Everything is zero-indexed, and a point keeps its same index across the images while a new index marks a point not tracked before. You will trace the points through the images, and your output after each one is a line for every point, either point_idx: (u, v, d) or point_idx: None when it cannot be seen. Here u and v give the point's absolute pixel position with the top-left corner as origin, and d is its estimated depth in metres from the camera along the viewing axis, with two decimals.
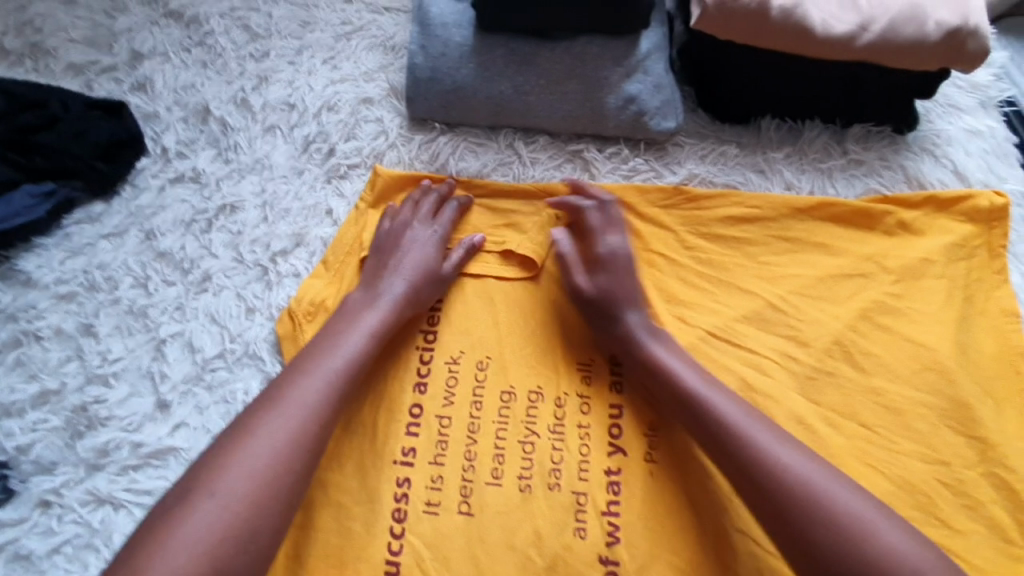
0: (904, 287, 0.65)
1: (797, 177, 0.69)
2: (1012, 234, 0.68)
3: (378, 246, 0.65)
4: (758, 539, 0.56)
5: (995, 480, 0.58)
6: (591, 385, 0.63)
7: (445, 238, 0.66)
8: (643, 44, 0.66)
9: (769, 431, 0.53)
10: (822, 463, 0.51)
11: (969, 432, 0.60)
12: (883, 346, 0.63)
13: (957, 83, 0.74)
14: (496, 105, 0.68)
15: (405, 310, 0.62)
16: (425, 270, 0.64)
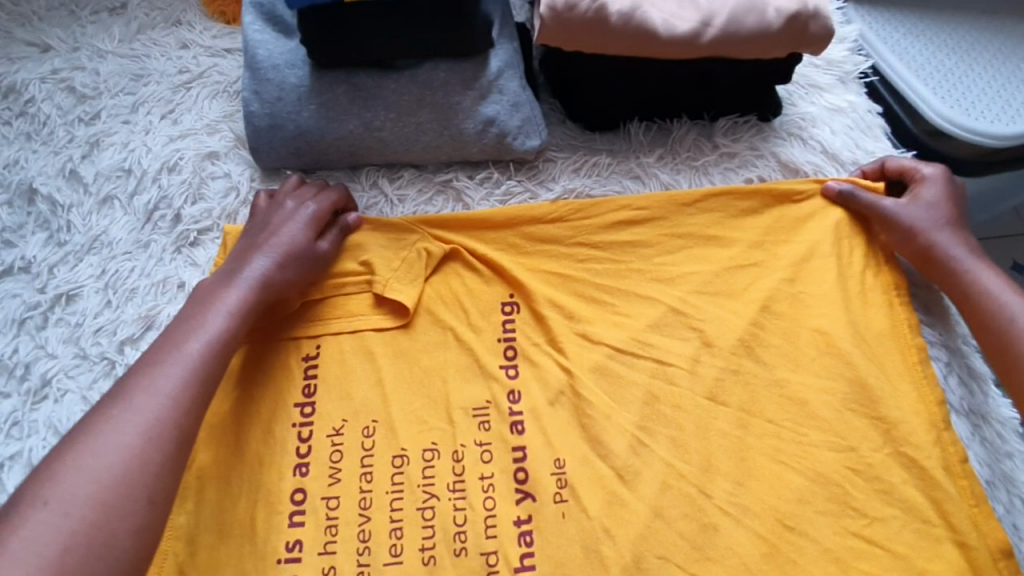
0: (795, 272, 0.63)
1: (673, 177, 0.67)
2: None
3: (246, 234, 0.59)
4: (677, 561, 0.54)
5: (904, 460, 0.57)
6: (490, 430, 0.58)
7: (320, 213, 0.61)
8: (492, 63, 0.62)
9: None
10: None
11: (873, 413, 0.58)
12: (779, 336, 0.61)
13: (813, 62, 0.73)
14: (348, 146, 0.62)
15: (272, 289, 0.57)
16: (294, 246, 0.58)
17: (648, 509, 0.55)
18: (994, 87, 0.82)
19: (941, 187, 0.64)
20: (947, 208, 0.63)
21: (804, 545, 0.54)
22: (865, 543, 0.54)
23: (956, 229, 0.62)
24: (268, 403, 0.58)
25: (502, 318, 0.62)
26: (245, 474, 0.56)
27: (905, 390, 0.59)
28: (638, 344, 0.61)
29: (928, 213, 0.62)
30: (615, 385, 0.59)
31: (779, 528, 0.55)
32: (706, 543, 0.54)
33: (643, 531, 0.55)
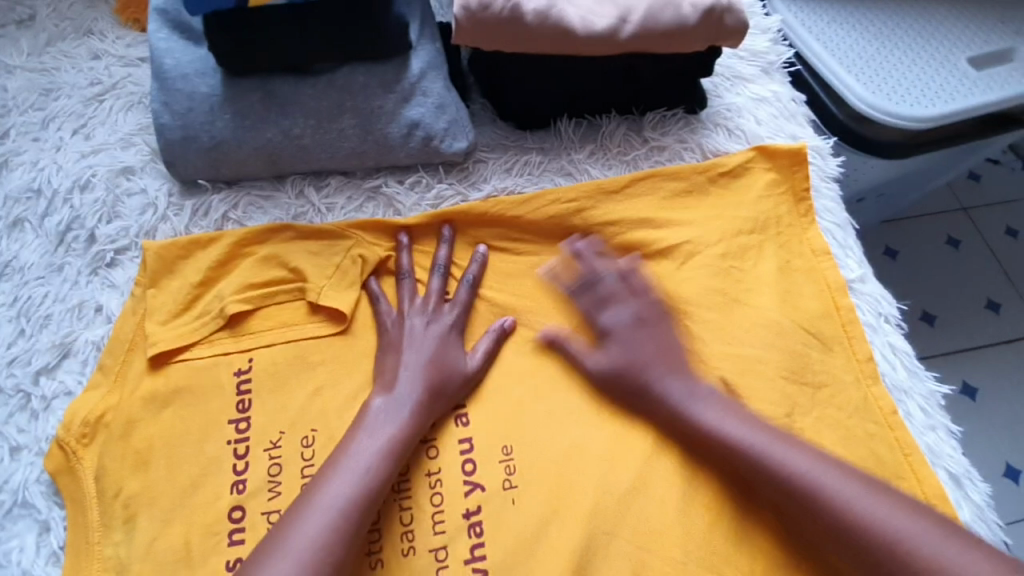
0: (729, 254, 0.65)
1: (604, 173, 0.67)
2: (813, 184, 0.69)
3: (399, 335, 0.58)
4: (628, 537, 0.54)
5: (835, 425, 0.59)
6: (437, 426, 0.57)
7: (460, 333, 0.60)
8: (414, 64, 0.61)
9: (852, 480, 0.51)
10: (906, 500, 0.50)
11: (801, 378, 0.60)
12: (716, 320, 0.62)
13: (736, 53, 0.73)
14: (268, 155, 0.61)
15: (443, 397, 0.57)
16: (446, 354, 0.58)
17: (597, 495, 0.55)
18: (914, 70, 0.85)
19: (625, 329, 0.60)
20: (649, 342, 0.60)
21: (750, 523, 0.55)
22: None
23: (671, 375, 0.58)
24: (198, 424, 0.55)
25: None
26: (175, 498, 0.53)
27: (834, 363, 0.61)
28: (577, 337, 0.61)
29: (620, 347, 0.60)
30: (556, 380, 0.60)
31: (723, 502, 0.56)
32: (658, 519, 0.54)
33: (593, 510, 0.54)
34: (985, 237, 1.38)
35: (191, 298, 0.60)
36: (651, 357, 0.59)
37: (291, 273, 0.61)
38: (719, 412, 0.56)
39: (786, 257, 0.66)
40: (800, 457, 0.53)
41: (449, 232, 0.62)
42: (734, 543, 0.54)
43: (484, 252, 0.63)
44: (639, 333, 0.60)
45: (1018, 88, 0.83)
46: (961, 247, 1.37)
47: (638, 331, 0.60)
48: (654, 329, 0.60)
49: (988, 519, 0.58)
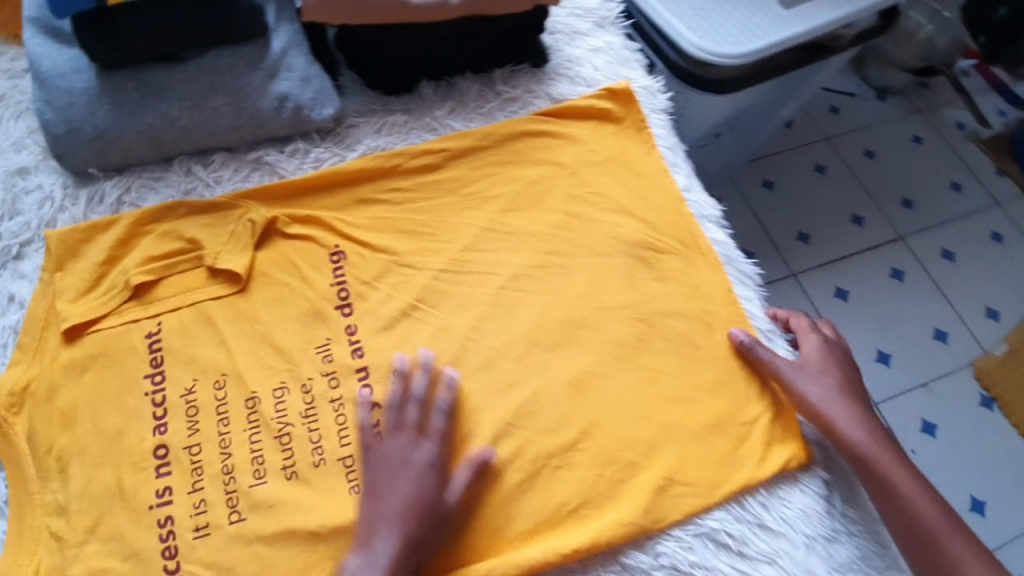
0: (581, 178, 0.74)
1: (466, 126, 0.76)
2: (647, 110, 0.81)
3: (373, 479, 0.59)
4: (513, 421, 0.65)
5: (686, 311, 0.69)
6: (333, 361, 0.65)
7: (442, 474, 0.61)
8: (274, 44, 0.68)
9: (901, 467, 0.61)
10: (935, 496, 0.60)
11: (652, 272, 0.71)
12: (574, 239, 0.72)
13: (572, 11, 0.83)
14: (152, 138, 0.67)
15: (419, 551, 0.58)
16: (420, 502, 0.59)
17: (481, 389, 0.66)
18: (740, 12, 0.97)
19: (817, 365, 0.67)
20: (829, 369, 0.67)
21: (610, 399, 0.66)
22: (658, 385, 0.66)
23: (830, 388, 0.65)
24: (117, 382, 0.62)
25: (331, 268, 0.69)
26: (104, 446, 0.60)
27: (677, 262, 0.72)
28: (458, 265, 0.70)
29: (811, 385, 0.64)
30: (439, 302, 0.69)
31: (583, 380, 0.66)
32: (532, 400, 0.66)
33: (478, 402, 0.65)
34: (847, 161, 1.59)
35: (97, 277, 0.66)
36: (830, 389, 0.65)
37: (189, 244, 0.67)
38: (868, 437, 0.62)
39: (633, 179, 0.75)
40: (890, 462, 0.61)
41: (408, 363, 0.64)
42: (600, 411, 0.65)
43: (450, 382, 0.64)
44: (811, 373, 0.66)
45: (826, 18, 0.96)
46: (827, 172, 1.57)
47: (817, 372, 0.66)
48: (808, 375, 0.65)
49: None
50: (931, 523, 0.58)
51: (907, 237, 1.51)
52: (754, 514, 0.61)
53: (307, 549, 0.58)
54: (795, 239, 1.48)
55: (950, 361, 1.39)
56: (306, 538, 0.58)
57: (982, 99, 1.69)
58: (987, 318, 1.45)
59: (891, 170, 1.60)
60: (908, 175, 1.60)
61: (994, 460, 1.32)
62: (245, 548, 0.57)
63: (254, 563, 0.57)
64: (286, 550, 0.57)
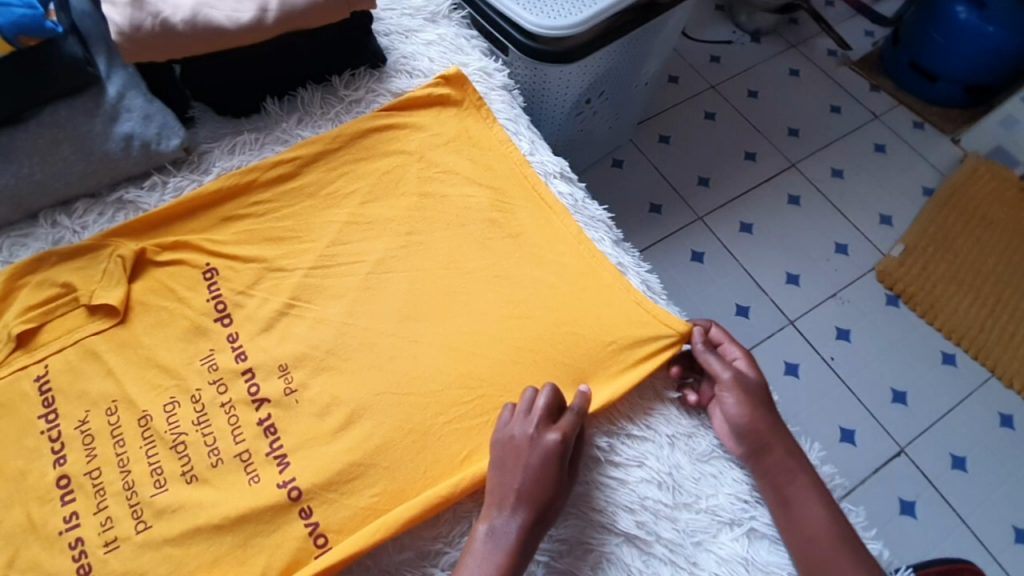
0: (430, 160, 0.80)
1: (314, 133, 0.82)
2: (483, 89, 0.87)
3: (504, 451, 0.63)
4: (398, 392, 0.69)
5: (539, 262, 0.76)
6: (219, 369, 0.69)
7: (564, 456, 0.63)
8: (109, 90, 0.73)
9: (815, 494, 0.64)
10: (842, 521, 0.63)
11: (507, 233, 0.77)
12: (431, 216, 0.77)
13: (401, 11, 0.89)
14: (11, 198, 0.71)
15: (545, 525, 0.60)
16: (541, 480, 0.61)
17: (361, 368, 0.70)
18: None
19: (750, 385, 0.68)
20: (755, 393, 0.68)
21: (484, 351, 0.71)
22: (523, 333, 0.72)
23: (756, 411, 0.67)
24: (13, 427, 0.65)
25: (206, 285, 0.73)
26: (11, 487, 0.63)
27: (526, 219, 0.78)
28: (325, 259, 0.75)
29: (744, 397, 0.68)
30: (313, 297, 0.73)
31: (457, 342, 0.71)
32: (411, 370, 0.70)
33: (361, 381, 0.69)
34: (732, 103, 1.50)
35: None
36: (765, 410, 0.67)
37: (63, 288, 0.71)
38: (777, 461, 0.65)
39: (479, 151, 0.81)
40: (806, 487, 0.64)
41: (553, 389, 0.65)
42: (475, 367, 0.70)
43: (585, 393, 0.66)
44: (758, 385, 0.69)
45: None
46: (717, 117, 1.48)
47: (760, 386, 0.69)
48: (751, 390, 0.68)
49: (651, 292, 0.78)
50: (832, 538, 0.61)
51: (798, 164, 1.45)
52: (626, 429, 0.68)
53: (214, 541, 0.62)
54: (695, 185, 1.39)
55: (857, 270, 1.35)
56: (211, 531, 0.62)
57: (842, 26, 1.65)
58: (882, 224, 1.41)
59: (779, 103, 1.52)
60: (793, 105, 1.52)
61: (917, 358, 1.28)
62: (155, 551, 0.61)
63: (166, 564, 0.61)
64: (194, 546, 0.61)
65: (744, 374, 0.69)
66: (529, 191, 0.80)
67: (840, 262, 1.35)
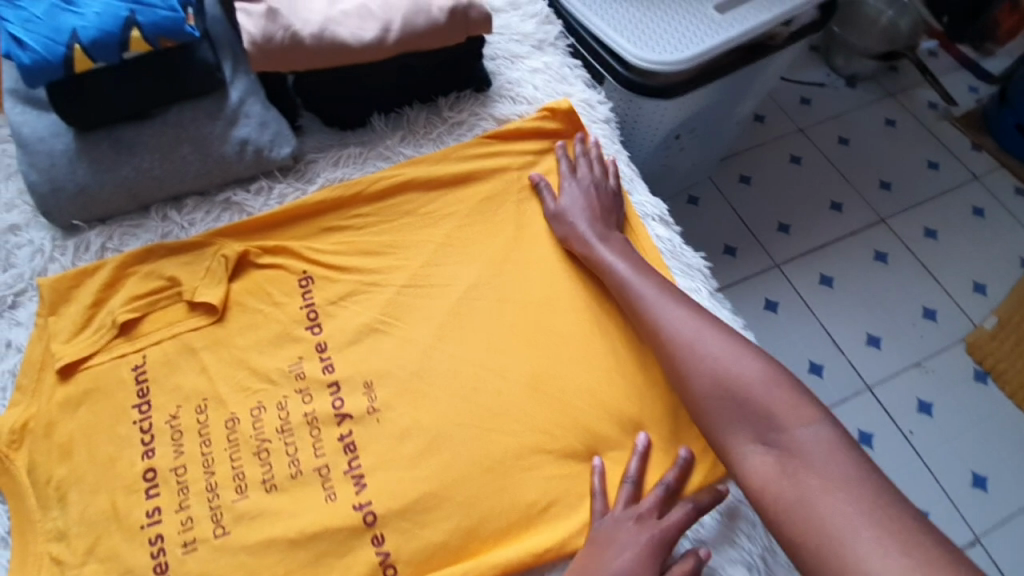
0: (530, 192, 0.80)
1: (417, 152, 0.82)
2: (587, 122, 0.85)
3: (606, 532, 0.61)
4: (479, 425, 0.67)
5: None
6: (305, 378, 0.69)
7: (670, 547, 0.61)
8: (232, 94, 0.75)
9: (676, 300, 0.70)
10: (709, 320, 0.68)
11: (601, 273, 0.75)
12: (527, 247, 0.77)
13: (510, 36, 0.87)
14: (129, 190, 0.74)
15: None
16: (646, 570, 0.59)
17: (445, 395, 0.69)
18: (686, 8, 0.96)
19: (584, 197, 0.77)
20: (597, 208, 0.77)
21: (571, 395, 0.69)
22: (611, 380, 0.70)
23: (597, 225, 0.75)
24: (108, 414, 0.67)
25: (300, 293, 0.74)
26: (101, 473, 0.65)
27: None
28: (418, 279, 0.75)
29: (584, 223, 0.75)
30: (403, 317, 0.73)
31: (541, 380, 0.70)
32: (494, 404, 0.68)
33: (444, 410, 0.68)
34: (821, 149, 1.44)
35: (86, 318, 0.71)
36: (592, 223, 0.75)
37: (169, 281, 0.73)
38: (626, 258, 0.73)
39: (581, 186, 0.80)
40: (655, 295, 0.70)
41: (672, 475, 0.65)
42: (556, 411, 0.68)
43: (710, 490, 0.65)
44: (587, 195, 0.77)
45: (772, 13, 0.95)
46: (804, 162, 1.42)
47: (591, 189, 0.78)
48: (580, 198, 0.77)
49: None
50: (689, 333, 0.67)
51: (887, 219, 1.37)
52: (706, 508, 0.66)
53: (289, 554, 0.62)
54: (775, 231, 1.34)
55: (944, 340, 1.27)
56: (287, 545, 0.62)
57: (945, 78, 1.56)
58: (975, 292, 1.32)
59: (871, 154, 1.45)
60: (885, 157, 1.45)
61: (1003, 442, 1.19)
62: (231, 558, 0.61)
63: (241, 572, 0.61)
64: (269, 558, 0.61)
65: (581, 183, 0.78)
66: (627, 232, 0.78)
67: (925, 328, 1.27)
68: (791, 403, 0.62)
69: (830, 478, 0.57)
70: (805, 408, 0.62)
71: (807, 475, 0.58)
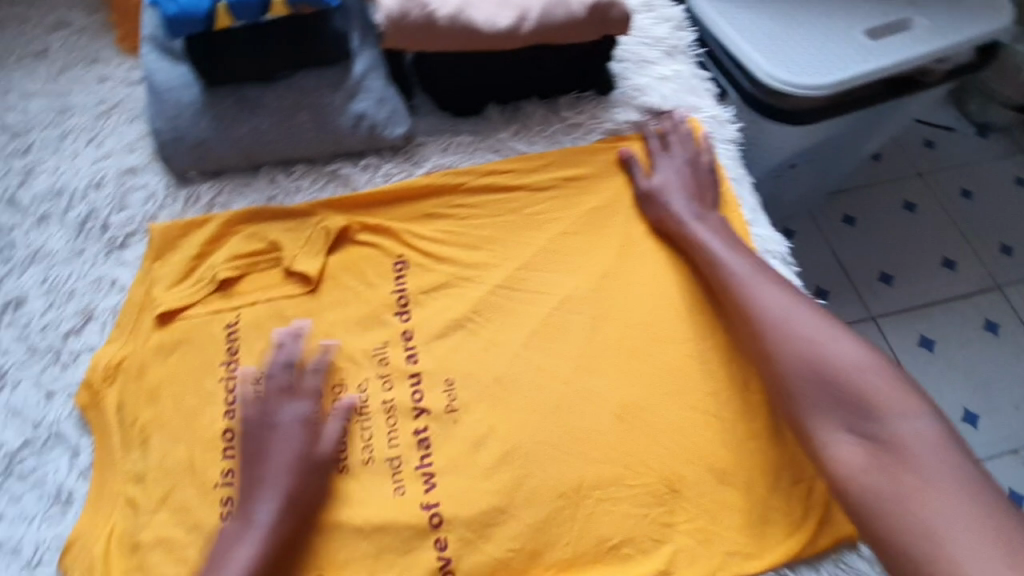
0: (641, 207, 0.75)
1: (529, 148, 0.78)
2: (715, 140, 0.79)
3: (269, 422, 0.63)
4: (558, 446, 0.64)
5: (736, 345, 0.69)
6: (388, 365, 0.68)
7: (315, 423, 0.64)
8: (356, 67, 0.74)
9: (769, 278, 0.67)
10: (805, 303, 0.65)
11: (707, 306, 0.70)
12: (632, 265, 0.72)
13: (641, 40, 0.83)
14: (243, 149, 0.74)
15: (303, 505, 0.60)
16: (304, 457, 0.62)
17: (526, 407, 0.66)
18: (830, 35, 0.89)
19: (681, 175, 0.75)
20: (690, 187, 0.74)
21: (660, 430, 0.65)
22: (706, 423, 0.65)
23: (694, 204, 0.73)
24: (195, 367, 0.68)
25: (394, 277, 0.72)
26: (182, 425, 0.65)
27: None
28: (512, 282, 0.72)
29: (678, 198, 0.73)
30: (493, 319, 0.70)
31: (628, 409, 0.66)
32: (576, 425, 0.65)
33: (523, 422, 0.65)
34: (939, 200, 1.32)
35: (188, 270, 0.72)
36: (681, 191, 0.74)
37: (270, 245, 0.73)
38: (718, 234, 0.71)
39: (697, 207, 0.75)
40: (751, 270, 0.67)
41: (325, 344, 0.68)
42: (640, 444, 0.64)
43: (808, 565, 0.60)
44: (691, 170, 0.75)
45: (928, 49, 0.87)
46: (917, 211, 1.31)
47: (691, 168, 0.76)
48: (682, 171, 0.75)
49: None
50: (782, 311, 0.64)
51: (1003, 287, 1.25)
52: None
53: (352, 541, 0.61)
54: (876, 281, 1.24)
55: None
56: (351, 532, 0.61)
57: None
58: None
59: (995, 213, 1.32)
60: (1011, 218, 1.31)
61: None
62: (297, 533, 0.61)
63: (303, 550, 0.60)
64: (332, 541, 0.61)
65: (677, 164, 0.75)
66: None
67: None
68: (887, 388, 0.58)
69: (931, 471, 0.53)
70: (904, 395, 0.58)
71: (904, 468, 0.54)
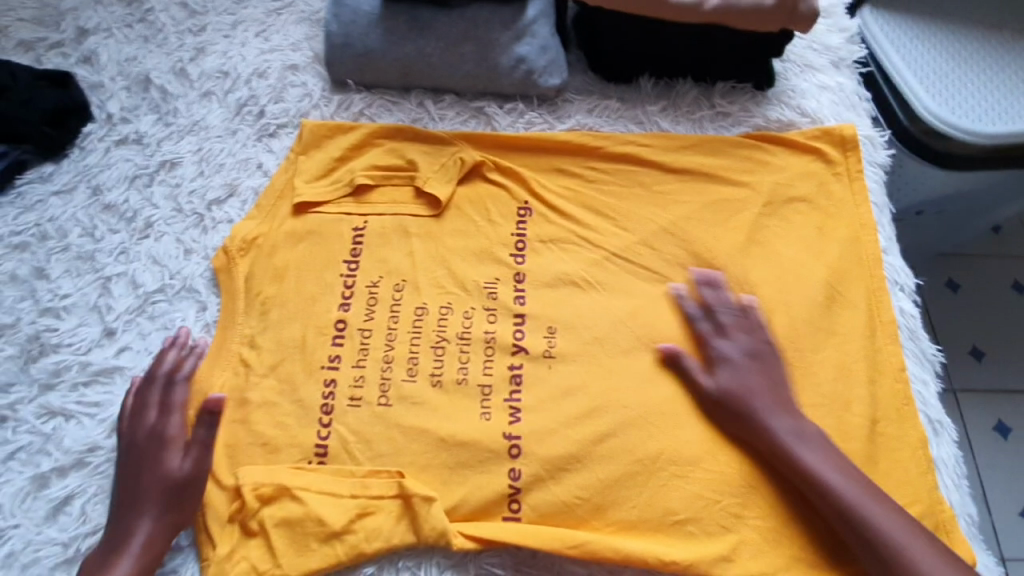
0: (772, 209, 0.74)
1: (672, 127, 0.79)
2: (864, 159, 0.77)
3: (131, 440, 0.64)
4: (643, 414, 0.65)
5: (841, 363, 0.68)
6: (496, 299, 0.71)
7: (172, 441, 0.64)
8: (529, 10, 0.76)
9: (767, 401, 0.64)
10: (803, 424, 0.63)
11: (818, 319, 0.70)
12: (750, 262, 0.72)
13: (810, 45, 0.83)
14: (404, 67, 0.78)
15: (177, 515, 0.61)
16: (161, 472, 0.62)
17: (620, 370, 0.68)
18: (995, 96, 0.85)
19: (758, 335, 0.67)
20: (769, 368, 0.66)
21: None
22: None
23: (748, 346, 0.67)
24: (321, 257, 0.72)
25: (516, 219, 0.74)
26: (301, 306, 0.70)
27: (849, 318, 0.70)
28: (629, 252, 0.73)
29: (744, 351, 0.66)
30: (603, 281, 0.72)
31: None
32: (665, 399, 0.66)
33: (614, 384, 0.67)
34: None
35: (328, 169, 0.76)
36: (750, 366, 0.66)
37: (407, 163, 0.76)
38: (754, 372, 0.65)
39: (828, 222, 0.74)
40: (758, 396, 0.64)
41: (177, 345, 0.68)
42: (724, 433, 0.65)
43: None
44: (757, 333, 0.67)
45: None
46: None
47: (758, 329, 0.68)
48: (755, 338, 0.67)
49: (953, 467, 0.67)
50: (788, 442, 0.62)
51: None
52: None
53: (433, 450, 0.64)
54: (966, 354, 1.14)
55: None
56: (434, 441, 0.64)
57: None
58: None
59: None
60: None
61: None
62: (385, 428, 0.65)
63: (389, 445, 0.64)
64: (416, 444, 0.64)
65: (738, 351, 0.66)
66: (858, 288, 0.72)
67: None
68: (881, 517, 0.59)
69: None
70: (908, 524, 0.59)
71: None
